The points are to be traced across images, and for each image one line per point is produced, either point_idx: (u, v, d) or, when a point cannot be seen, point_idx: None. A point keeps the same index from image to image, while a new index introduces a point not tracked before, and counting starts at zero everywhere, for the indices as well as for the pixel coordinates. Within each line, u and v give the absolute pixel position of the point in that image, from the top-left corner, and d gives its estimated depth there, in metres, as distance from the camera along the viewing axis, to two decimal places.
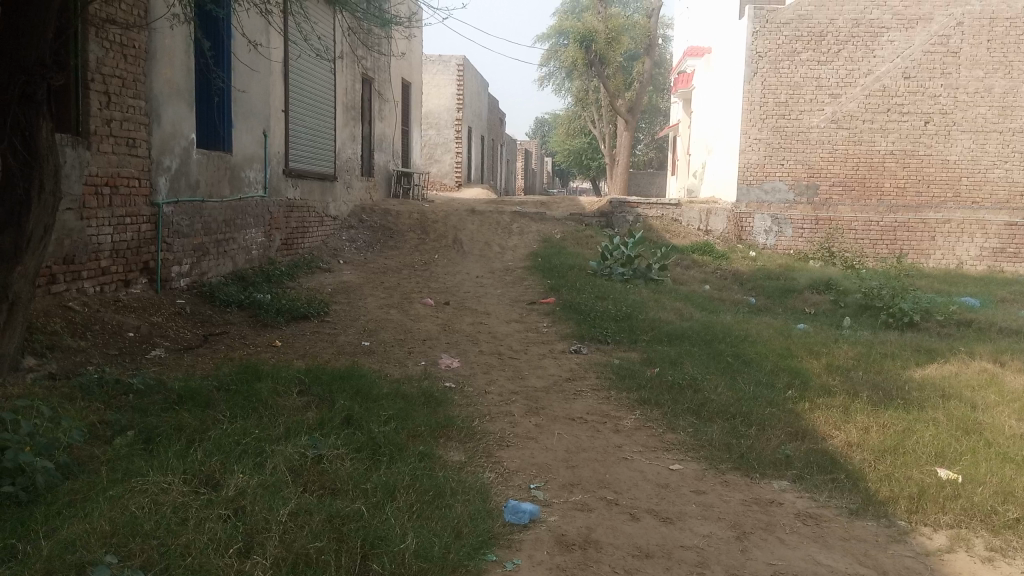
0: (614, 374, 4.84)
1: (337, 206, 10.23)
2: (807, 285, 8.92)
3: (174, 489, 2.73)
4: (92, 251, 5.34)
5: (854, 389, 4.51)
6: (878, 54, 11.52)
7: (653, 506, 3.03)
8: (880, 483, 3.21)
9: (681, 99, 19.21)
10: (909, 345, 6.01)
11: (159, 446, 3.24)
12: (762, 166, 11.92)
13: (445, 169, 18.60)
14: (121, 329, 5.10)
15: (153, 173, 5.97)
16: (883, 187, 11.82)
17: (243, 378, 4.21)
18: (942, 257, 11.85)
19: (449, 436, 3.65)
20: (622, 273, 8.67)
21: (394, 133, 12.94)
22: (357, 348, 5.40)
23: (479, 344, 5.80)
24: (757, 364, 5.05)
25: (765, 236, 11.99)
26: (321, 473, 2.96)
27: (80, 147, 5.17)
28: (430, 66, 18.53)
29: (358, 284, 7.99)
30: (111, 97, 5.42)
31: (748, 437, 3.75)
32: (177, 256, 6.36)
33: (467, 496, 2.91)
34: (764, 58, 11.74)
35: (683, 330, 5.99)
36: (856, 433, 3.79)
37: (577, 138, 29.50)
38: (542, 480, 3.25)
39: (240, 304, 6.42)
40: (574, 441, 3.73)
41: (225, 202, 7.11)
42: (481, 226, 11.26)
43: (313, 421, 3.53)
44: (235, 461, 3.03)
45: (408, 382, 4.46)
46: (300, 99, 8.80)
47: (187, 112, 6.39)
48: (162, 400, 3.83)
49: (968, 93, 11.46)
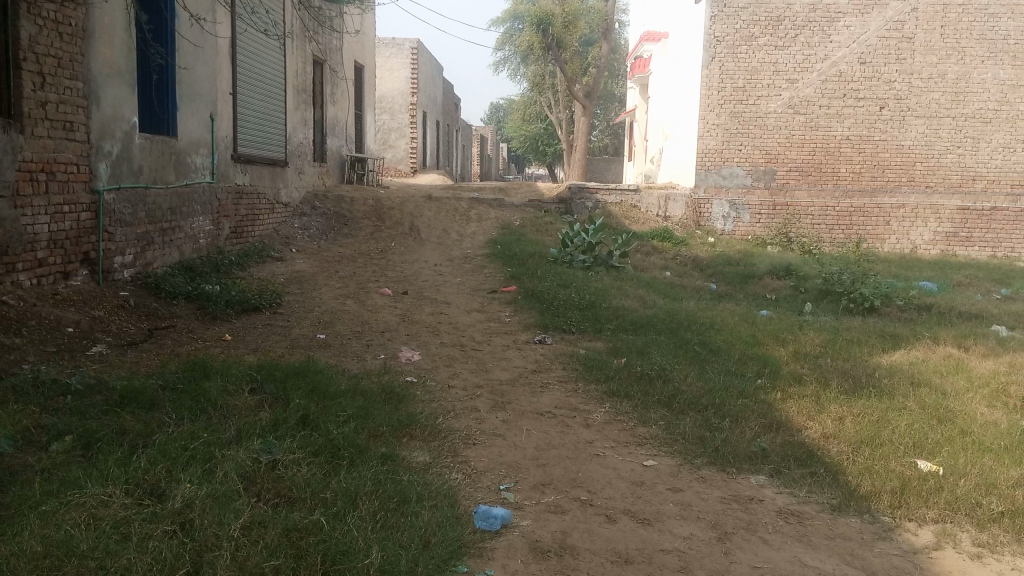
0: (581, 365, 4.70)
1: (289, 192, 9.92)
2: (767, 271, 8.88)
3: (114, 502, 2.51)
4: (28, 241, 5.02)
5: (824, 377, 4.43)
6: (834, 40, 11.53)
7: (630, 507, 2.89)
8: (861, 477, 3.11)
9: (637, 84, 19.13)
10: (873, 331, 5.97)
11: (100, 453, 3.01)
12: (719, 152, 11.89)
13: (399, 155, 18.26)
14: (59, 325, 4.80)
15: (93, 158, 5.65)
16: (838, 172, 11.87)
17: (191, 376, 3.97)
18: (897, 242, 11.98)
19: (412, 435, 3.46)
20: (584, 259, 8.54)
21: (347, 117, 12.62)
22: (312, 341, 5.17)
23: (440, 335, 5.61)
24: (725, 353, 4.94)
25: (723, 221, 12.00)
26: (276, 481, 2.75)
27: (13, 131, 4.84)
28: (383, 49, 18.18)
29: (312, 273, 7.72)
30: (47, 77, 5.09)
31: (723, 430, 3.63)
32: (120, 246, 6.04)
33: (434, 501, 2.74)
34: (721, 43, 11.67)
35: (647, 318, 5.87)
36: (831, 424, 3.70)
37: (533, 123, 29.31)
38: (512, 481, 3.09)
39: (187, 296, 6.13)
40: (543, 438, 3.57)
41: (170, 189, 6.79)
42: (438, 213, 11.02)
43: (267, 422, 3.32)
44: (182, 469, 2.81)
45: (367, 377, 4.26)
46: (249, 81, 8.46)
47: (129, 94, 6.06)
48: (102, 402, 3.57)
49: (922, 79, 11.55)
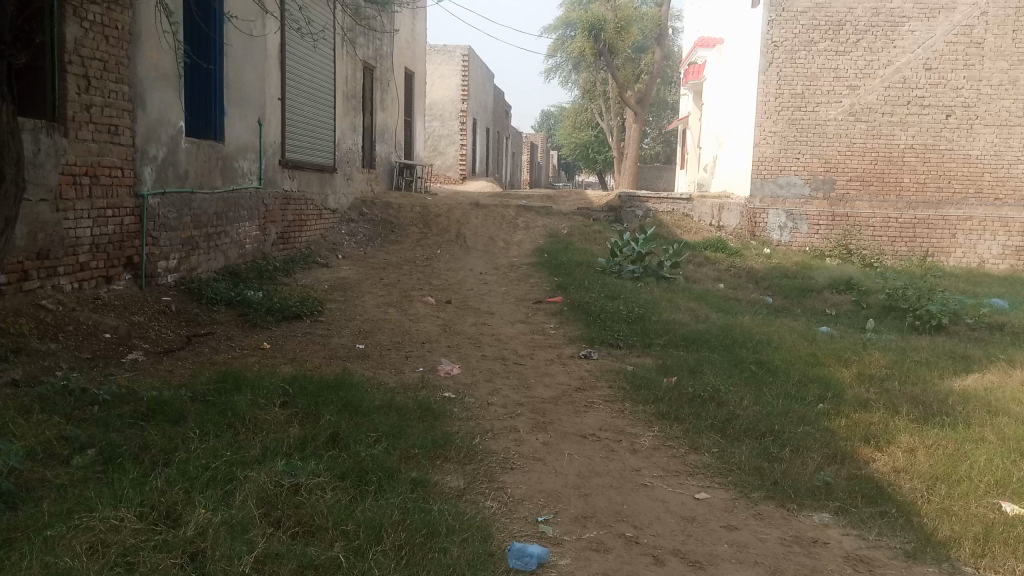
0: (628, 383, 4.45)
1: (337, 198, 9.84)
2: (826, 284, 8.50)
3: (124, 526, 2.35)
4: (70, 245, 4.96)
5: (892, 403, 4.12)
6: (898, 45, 11.08)
7: (679, 547, 2.64)
8: (938, 520, 2.81)
9: (691, 91, 18.75)
10: (943, 351, 5.60)
11: (120, 470, 2.86)
12: (776, 160, 11.49)
13: (449, 162, 18.14)
14: (96, 331, 4.71)
15: (138, 162, 5.58)
16: (902, 182, 11.38)
17: (222, 387, 3.82)
18: (963, 256, 11.44)
19: (446, 457, 3.25)
20: (634, 270, 8.27)
21: (396, 123, 12.54)
22: (351, 352, 5.01)
23: (482, 348, 5.40)
24: (784, 373, 4.64)
25: (779, 232, 11.60)
26: (297, 508, 2.57)
27: (56, 134, 4.77)
28: (435, 56, 18.13)
29: (355, 281, 7.59)
30: (92, 81, 5.03)
31: (783, 460, 3.34)
32: (164, 251, 5.97)
33: (465, 535, 2.53)
34: (780, 48, 11.28)
35: (700, 333, 5.58)
36: (903, 457, 3.39)
37: (584, 131, 29.02)
38: (550, 512, 2.86)
39: (229, 302, 6.03)
40: (586, 464, 3.34)
41: (217, 194, 6.73)
42: (485, 220, 10.85)
43: (296, 440, 3.15)
44: (201, 490, 2.65)
45: (403, 393, 4.06)
46: (297, 87, 8.40)
47: (176, 98, 6.00)
48: (129, 414, 3.43)
49: (992, 86, 11.03)
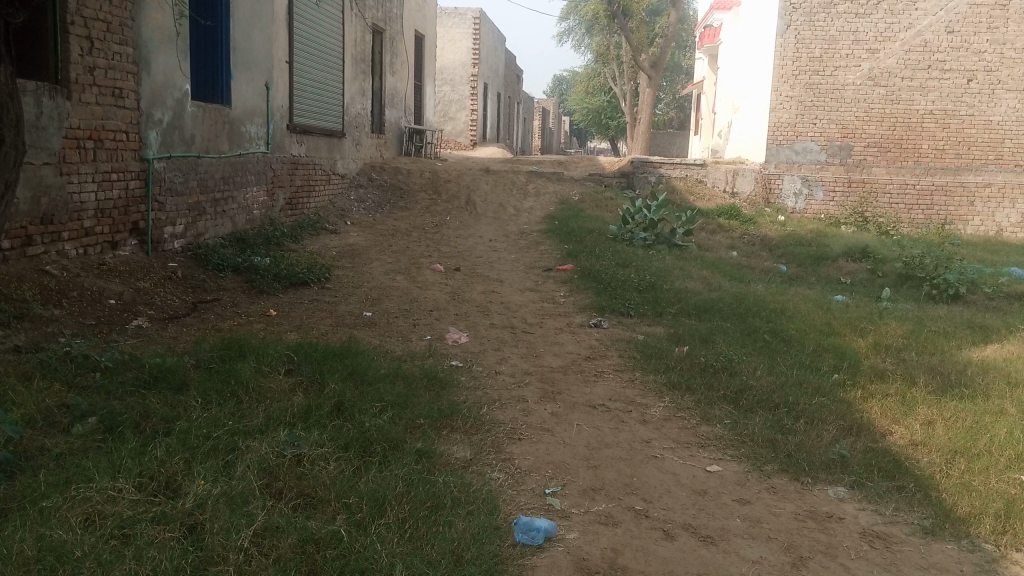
0: (639, 352, 4.37)
1: (346, 163, 9.73)
2: (841, 252, 8.35)
3: (122, 498, 2.30)
4: (74, 210, 4.88)
5: (909, 373, 4.03)
6: (920, 7, 10.79)
7: (690, 521, 2.57)
8: (958, 496, 2.73)
9: (705, 55, 18.43)
10: (961, 321, 5.48)
11: (122, 439, 2.80)
12: (792, 126, 11.28)
13: (459, 128, 17.96)
14: (101, 296, 4.65)
15: (144, 126, 5.48)
16: (920, 149, 11.16)
17: (226, 355, 3.76)
18: (981, 224, 11.25)
19: (453, 427, 3.19)
20: (645, 237, 8.15)
21: (406, 88, 12.37)
22: (358, 319, 4.95)
23: (491, 316, 5.33)
24: (799, 343, 4.55)
25: (794, 199, 11.42)
26: (300, 479, 2.51)
27: (59, 96, 4.68)
28: (445, 19, 17.85)
29: (364, 247, 7.52)
30: (95, 43, 4.92)
31: (797, 433, 3.27)
32: (170, 216, 5.89)
33: (471, 507, 2.47)
34: (798, 10, 11.01)
35: (713, 302, 5.49)
36: (920, 429, 3.31)
37: (597, 96, 28.66)
38: (558, 485, 2.80)
39: (236, 268, 5.96)
40: (595, 435, 3.27)
41: (223, 159, 6.63)
42: (495, 186, 10.72)
43: (299, 409, 3.09)
44: (202, 461, 2.59)
45: (410, 361, 4.00)
46: (305, 50, 8.25)
47: (182, 61, 5.88)
48: (131, 381, 3.37)
49: (1015, 49, 10.76)
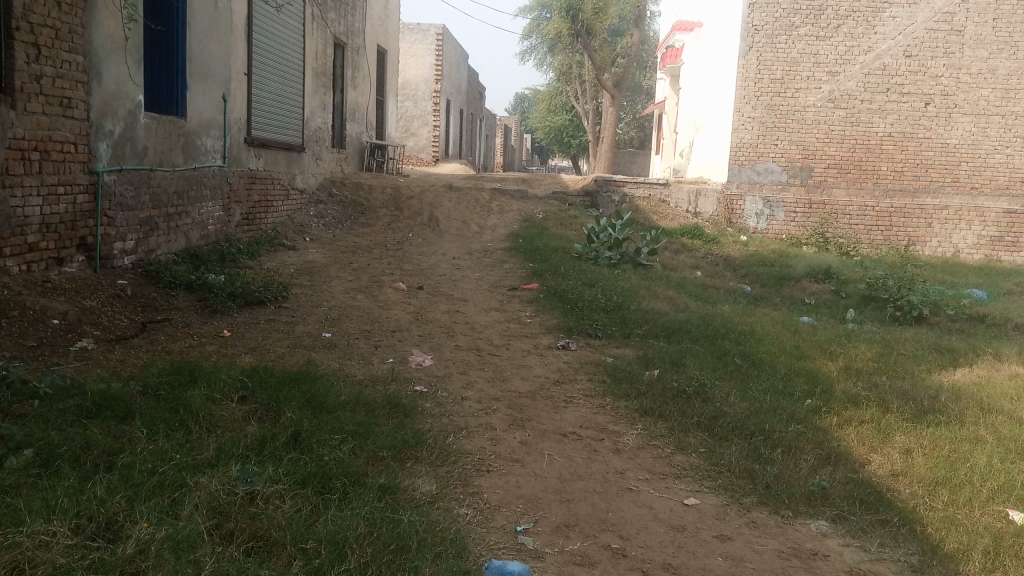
0: (609, 376, 4.24)
1: (305, 178, 9.50)
2: (804, 273, 8.35)
3: (55, 543, 2.09)
4: (17, 224, 4.62)
5: (882, 399, 3.96)
6: (879, 31, 10.93)
7: (670, 561, 2.44)
8: (944, 531, 2.64)
9: (667, 76, 18.55)
10: (927, 344, 5.46)
11: (56, 474, 2.58)
12: (754, 146, 11.34)
13: (421, 143, 17.80)
14: (44, 316, 4.39)
15: (93, 137, 5.24)
16: (879, 171, 11.29)
17: (176, 380, 3.54)
18: (938, 245, 11.39)
19: (417, 458, 3.02)
20: (610, 257, 8.07)
21: (368, 103, 12.21)
22: (316, 341, 4.75)
23: (455, 337, 5.17)
24: (770, 367, 4.45)
25: (756, 219, 11.46)
26: (252, 520, 2.34)
27: (3, 105, 4.43)
28: (407, 35, 17.75)
29: (323, 264, 7.31)
30: (42, 50, 4.69)
31: (775, 462, 3.16)
32: (120, 231, 5.64)
33: (438, 549, 2.31)
34: (760, 32, 11.10)
35: (681, 323, 5.40)
36: (898, 458, 3.24)
37: (559, 114, 28.75)
38: (530, 521, 2.65)
39: (189, 286, 5.72)
40: (567, 466, 3.13)
41: (178, 172, 6.39)
42: (458, 203, 10.57)
43: (253, 441, 2.90)
44: (146, 500, 2.39)
45: (372, 387, 3.82)
46: (265, 62, 8.04)
47: (135, 70, 5.65)
48: (73, 409, 3.13)
49: (971, 74, 10.94)
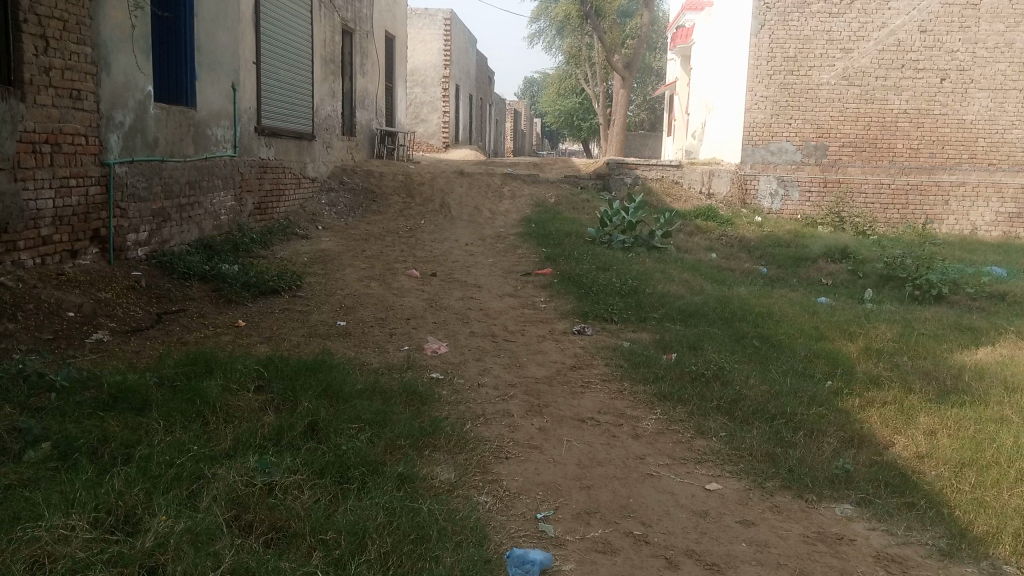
0: (626, 361, 4.20)
1: (316, 166, 9.48)
2: (821, 253, 8.26)
3: (75, 537, 2.07)
4: (31, 217, 4.61)
5: (905, 380, 3.90)
6: (893, 6, 10.76)
7: (693, 547, 2.41)
8: (974, 513, 2.59)
9: (677, 56, 18.36)
10: (948, 323, 5.39)
11: (75, 467, 2.57)
12: (768, 126, 11.22)
13: (431, 130, 17.74)
14: (59, 309, 4.39)
15: (104, 129, 5.22)
16: (894, 148, 11.15)
17: (192, 371, 3.52)
18: (956, 223, 11.26)
19: (435, 446, 3.00)
20: (624, 240, 8.00)
21: (378, 90, 12.17)
22: (331, 329, 4.73)
23: (470, 323, 5.14)
24: (789, 349, 4.40)
25: (771, 199, 11.35)
26: (272, 510, 2.32)
27: (13, 99, 4.41)
28: (415, 20, 17.62)
29: (336, 253, 7.29)
30: (50, 42, 4.66)
31: (797, 446, 3.12)
32: (133, 223, 5.63)
33: (459, 538, 2.29)
34: (772, 9, 10.94)
35: (697, 306, 5.35)
36: (923, 439, 3.19)
37: (569, 98, 28.58)
38: (551, 508, 2.62)
39: (203, 276, 5.71)
40: (586, 452, 3.10)
41: (189, 163, 6.37)
42: (470, 188, 10.51)
43: (270, 431, 2.88)
44: (165, 492, 2.38)
45: (388, 374, 3.80)
46: (273, 51, 8.00)
47: (143, 60, 5.62)
48: (90, 402, 3.12)
49: (987, 48, 10.77)
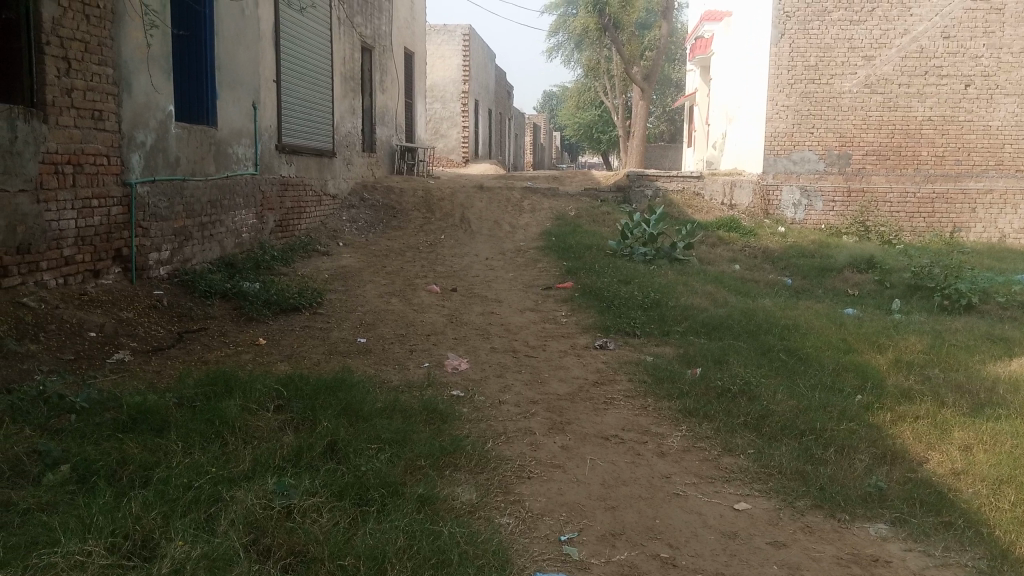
0: (650, 376, 4.13)
1: (336, 183, 9.50)
2: (846, 263, 8.14)
3: (90, 564, 2.04)
4: (53, 238, 4.63)
5: (937, 393, 3.80)
6: (915, 13, 10.65)
7: (723, 570, 2.34)
8: (1015, 533, 2.49)
9: (697, 67, 18.28)
10: (980, 333, 5.26)
11: (93, 490, 2.54)
12: (789, 136, 11.12)
13: (451, 145, 17.78)
14: (81, 329, 4.39)
15: (125, 149, 5.24)
16: (919, 156, 11.01)
17: (212, 390, 3.50)
18: (984, 230, 11.08)
19: (456, 465, 2.94)
20: (645, 252, 7.93)
21: (397, 106, 12.20)
22: (352, 346, 4.70)
23: (491, 339, 5.09)
24: (816, 362, 4.31)
25: (793, 210, 11.19)
26: (290, 534, 2.28)
27: (35, 120, 4.44)
28: (434, 36, 17.69)
29: (357, 269, 7.28)
30: (72, 63, 4.70)
31: (828, 463, 3.03)
32: (155, 242, 5.64)
33: (480, 562, 2.24)
34: (791, 19, 10.87)
35: (721, 319, 5.26)
36: (959, 455, 3.09)
37: (589, 110, 28.58)
38: (574, 530, 2.55)
39: (224, 295, 5.71)
40: (611, 471, 3.03)
41: (210, 181, 6.39)
42: (490, 203, 10.49)
43: (289, 451, 2.84)
44: (182, 515, 2.35)
45: (408, 392, 3.75)
46: (293, 68, 8.03)
47: (164, 80, 5.65)
48: (109, 423, 3.10)
49: (1012, 53, 10.63)
